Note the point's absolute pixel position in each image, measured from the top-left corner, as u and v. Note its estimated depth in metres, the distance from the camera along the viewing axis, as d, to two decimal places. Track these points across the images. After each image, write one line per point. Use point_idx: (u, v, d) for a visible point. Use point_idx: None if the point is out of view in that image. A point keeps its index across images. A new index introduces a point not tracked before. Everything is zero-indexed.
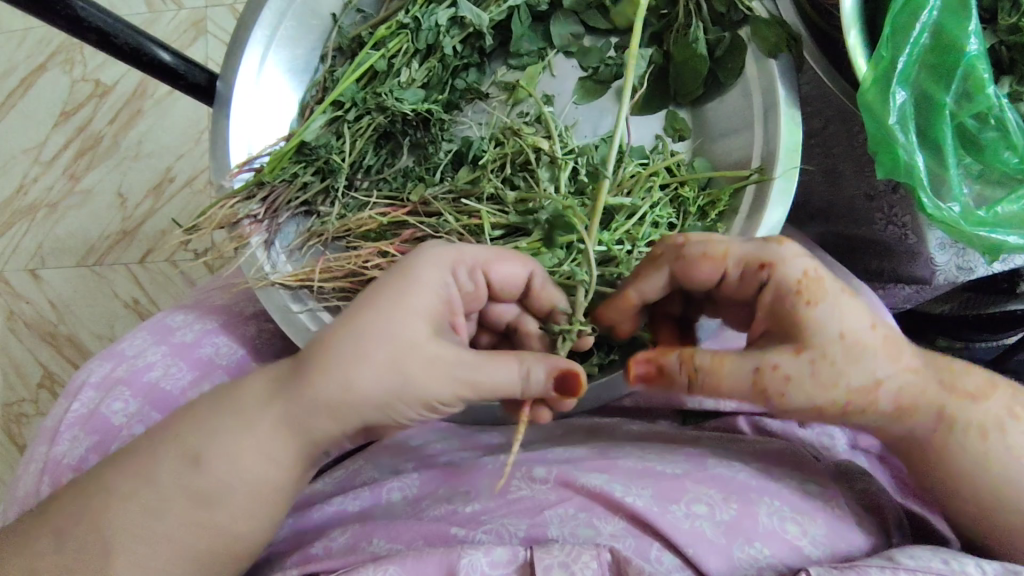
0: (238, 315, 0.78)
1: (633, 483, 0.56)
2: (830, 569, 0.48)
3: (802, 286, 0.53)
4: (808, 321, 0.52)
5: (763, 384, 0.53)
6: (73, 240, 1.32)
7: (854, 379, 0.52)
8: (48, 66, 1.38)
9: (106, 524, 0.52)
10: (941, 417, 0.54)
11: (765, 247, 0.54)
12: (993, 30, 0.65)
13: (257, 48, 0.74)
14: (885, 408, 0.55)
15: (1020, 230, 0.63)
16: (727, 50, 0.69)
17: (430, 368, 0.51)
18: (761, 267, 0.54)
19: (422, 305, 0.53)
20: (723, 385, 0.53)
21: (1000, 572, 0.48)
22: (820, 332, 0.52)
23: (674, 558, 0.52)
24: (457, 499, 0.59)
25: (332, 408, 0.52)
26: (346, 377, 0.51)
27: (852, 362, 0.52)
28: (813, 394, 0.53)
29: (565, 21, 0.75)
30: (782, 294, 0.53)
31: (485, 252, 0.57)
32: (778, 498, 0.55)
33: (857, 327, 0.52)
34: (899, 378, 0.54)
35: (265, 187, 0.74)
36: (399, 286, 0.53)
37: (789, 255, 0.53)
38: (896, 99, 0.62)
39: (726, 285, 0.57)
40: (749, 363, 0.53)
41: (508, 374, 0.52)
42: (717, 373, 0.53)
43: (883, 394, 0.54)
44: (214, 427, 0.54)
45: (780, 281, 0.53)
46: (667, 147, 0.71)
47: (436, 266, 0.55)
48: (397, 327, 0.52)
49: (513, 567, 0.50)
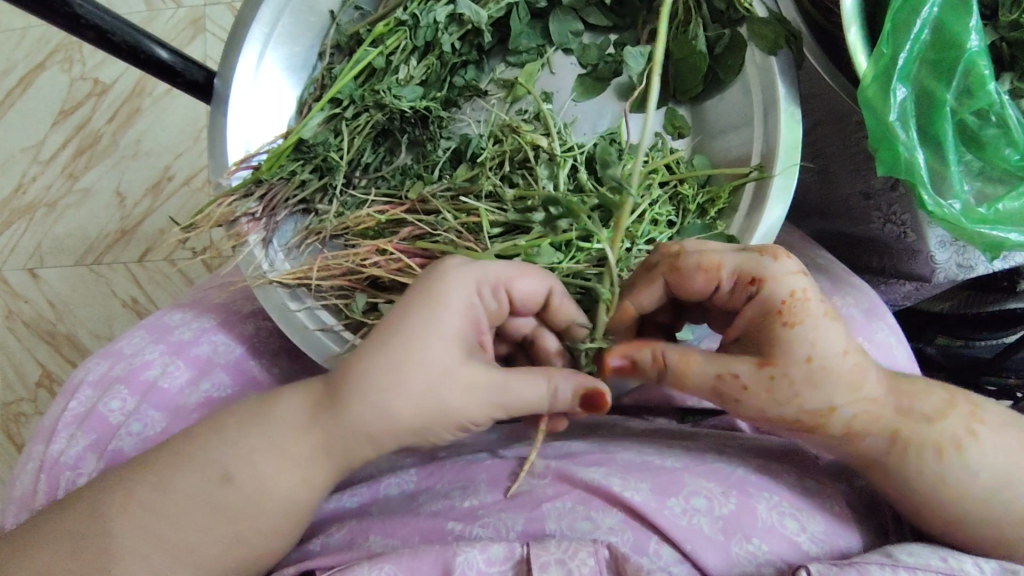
0: (237, 314, 0.77)
1: (631, 477, 0.56)
2: (828, 565, 0.47)
3: (784, 307, 0.52)
4: (782, 340, 0.52)
5: (724, 389, 0.54)
6: (72, 239, 1.32)
7: (811, 401, 0.53)
8: (47, 65, 1.38)
9: (105, 524, 0.52)
10: (894, 440, 0.54)
11: (759, 260, 0.53)
12: (993, 27, 0.64)
13: (254, 46, 0.73)
14: (835, 431, 0.55)
15: (1021, 227, 0.63)
16: (726, 48, 0.69)
17: (466, 394, 0.51)
18: (751, 281, 0.53)
19: (451, 328, 0.52)
20: (688, 381, 0.55)
21: (999, 571, 0.48)
22: (790, 352, 0.51)
23: (673, 552, 0.51)
24: (456, 494, 0.59)
25: (367, 431, 0.52)
26: (381, 403, 0.51)
27: (812, 386, 0.52)
28: (765, 405, 0.53)
29: (564, 19, 0.74)
30: (766, 310, 0.52)
31: (508, 268, 0.55)
32: (777, 494, 0.54)
33: (827, 352, 0.52)
34: (857, 406, 0.53)
35: (263, 185, 0.74)
36: (426, 309, 0.52)
37: (780, 273, 0.52)
38: (897, 95, 0.62)
39: (718, 297, 0.56)
40: (712, 369, 0.54)
41: (537, 393, 0.52)
42: (682, 372, 0.54)
43: (836, 419, 0.54)
44: (243, 444, 0.53)
45: (763, 297, 0.52)
46: (666, 145, 0.71)
47: (461, 288, 0.53)
48: (429, 356, 0.51)
49: (510, 564, 0.50)
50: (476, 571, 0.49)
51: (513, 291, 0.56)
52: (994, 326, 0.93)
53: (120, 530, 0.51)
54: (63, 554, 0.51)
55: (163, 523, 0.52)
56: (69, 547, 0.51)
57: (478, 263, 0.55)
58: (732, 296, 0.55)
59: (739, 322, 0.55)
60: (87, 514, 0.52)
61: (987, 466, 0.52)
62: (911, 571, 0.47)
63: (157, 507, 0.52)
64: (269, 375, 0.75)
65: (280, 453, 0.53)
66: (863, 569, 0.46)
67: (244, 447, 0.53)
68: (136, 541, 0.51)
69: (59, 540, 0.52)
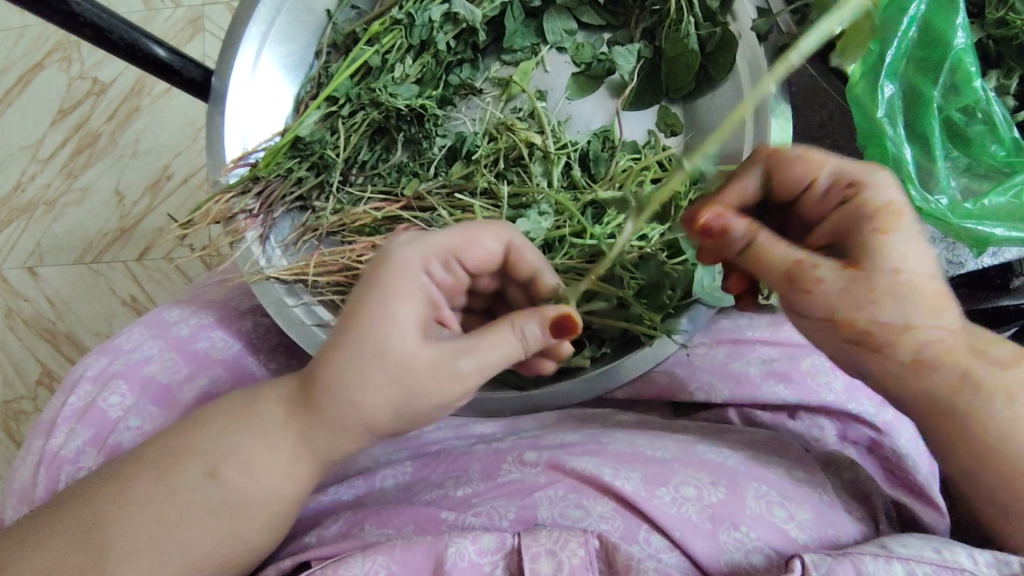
0: (235, 310, 0.79)
1: (623, 466, 0.57)
2: (823, 557, 0.47)
3: (880, 212, 0.51)
4: (880, 244, 0.50)
5: (798, 275, 0.51)
6: (71, 237, 1.32)
7: (890, 311, 0.50)
8: (44, 65, 1.39)
9: (102, 517, 0.52)
10: (966, 379, 0.51)
11: (864, 168, 0.53)
12: (981, 24, 0.65)
13: (252, 44, 0.74)
14: (905, 359, 0.52)
15: (1007, 222, 0.62)
16: (717, 46, 0.69)
17: (434, 374, 0.51)
18: (853, 183, 0.53)
19: (407, 312, 0.51)
20: (764, 262, 0.52)
21: (991, 561, 0.47)
22: (881, 257, 0.50)
23: (662, 540, 0.52)
24: (449, 484, 0.60)
25: (351, 427, 0.52)
26: (354, 397, 0.51)
27: (894, 298, 0.50)
28: (836, 306, 0.51)
29: (558, 17, 0.75)
30: (856, 215, 0.52)
31: (453, 237, 0.56)
32: (764, 483, 0.55)
33: (915, 271, 0.50)
34: (937, 333, 0.51)
35: (259, 183, 0.74)
36: (377, 298, 0.51)
37: (884, 181, 0.52)
38: (884, 92, 0.64)
39: (808, 200, 0.55)
40: (794, 253, 0.51)
41: (506, 343, 0.52)
42: (765, 252, 0.52)
43: (911, 339, 0.51)
44: (231, 442, 0.53)
45: (864, 200, 0.52)
46: (659, 142, 0.72)
47: (407, 273, 0.53)
48: (386, 345, 0.50)
49: (501, 554, 0.51)
50: (468, 562, 0.50)
51: (464, 260, 0.57)
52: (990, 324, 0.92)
53: (121, 525, 0.52)
54: (61, 544, 0.51)
55: (154, 509, 0.52)
56: (68, 542, 0.51)
57: (421, 240, 0.54)
58: (824, 199, 0.54)
59: (828, 226, 0.54)
60: (91, 509, 0.52)
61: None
62: (903, 561, 0.47)
63: (150, 498, 0.52)
64: (268, 371, 0.76)
65: (270, 457, 0.53)
66: (857, 561, 0.47)
67: (248, 454, 0.53)
68: (136, 535, 0.51)
69: (60, 534, 0.52)
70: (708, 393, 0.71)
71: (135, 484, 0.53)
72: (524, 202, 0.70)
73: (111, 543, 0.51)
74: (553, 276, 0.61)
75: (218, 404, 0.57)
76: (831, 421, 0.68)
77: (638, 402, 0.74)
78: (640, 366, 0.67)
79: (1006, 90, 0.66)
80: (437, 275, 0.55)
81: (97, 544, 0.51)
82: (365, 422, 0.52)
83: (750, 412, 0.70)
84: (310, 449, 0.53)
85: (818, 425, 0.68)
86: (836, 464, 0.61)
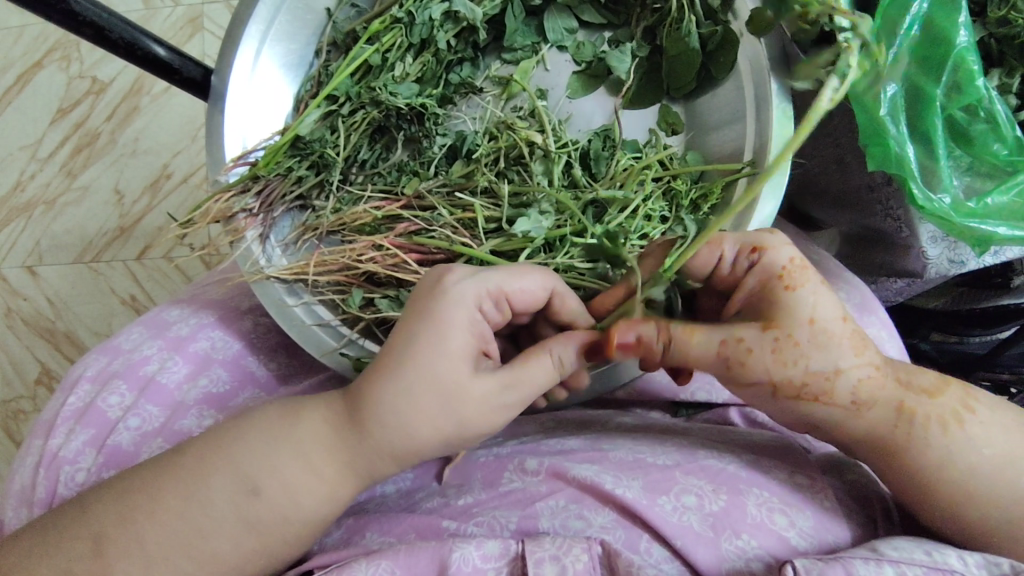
0: (235, 310, 0.78)
1: (623, 474, 0.57)
2: (814, 561, 0.47)
3: (786, 271, 0.53)
4: (788, 301, 0.52)
5: (728, 356, 0.52)
6: (70, 236, 1.32)
7: (816, 362, 0.52)
8: (43, 63, 1.38)
9: (117, 531, 0.52)
10: (900, 413, 0.54)
11: (760, 234, 0.55)
12: (982, 23, 0.65)
13: (251, 44, 0.74)
14: (844, 402, 0.54)
15: (1010, 221, 0.63)
16: (718, 44, 0.69)
17: (480, 408, 0.51)
18: (753, 248, 0.55)
19: (460, 345, 0.51)
20: (691, 354, 0.53)
21: (984, 564, 0.48)
22: (793, 314, 0.52)
23: (663, 549, 0.52)
24: (451, 493, 0.60)
25: (393, 451, 0.52)
26: (403, 425, 0.51)
27: (818, 348, 0.52)
28: (772, 369, 0.52)
29: (559, 16, 0.75)
30: (766, 277, 0.54)
31: (509, 278, 0.55)
32: (767, 490, 0.55)
33: (830, 317, 0.52)
34: (862, 372, 0.53)
35: (260, 181, 0.74)
36: (431, 328, 0.51)
37: (780, 242, 0.54)
38: (887, 90, 0.63)
39: (720, 272, 0.57)
40: (716, 335, 0.52)
41: (549, 371, 0.53)
42: (686, 341, 0.53)
43: (843, 384, 0.53)
44: (268, 456, 0.52)
45: (767, 263, 0.53)
46: (660, 141, 0.72)
47: (462, 306, 0.53)
48: (440, 380, 0.50)
49: (505, 561, 0.51)
50: (471, 567, 0.50)
51: (516, 302, 0.56)
52: (988, 323, 0.93)
53: (142, 532, 0.51)
54: (75, 554, 0.51)
55: (167, 519, 0.52)
56: (80, 550, 0.51)
57: (479, 275, 0.54)
58: (736, 267, 0.56)
59: (743, 292, 0.55)
60: (112, 515, 0.52)
61: (988, 445, 0.53)
62: (896, 565, 0.47)
63: (168, 509, 0.52)
64: (267, 373, 0.76)
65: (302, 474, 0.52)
66: (849, 564, 0.47)
67: (283, 473, 0.52)
68: (161, 549, 0.51)
69: (73, 538, 0.52)
70: (709, 393, 0.72)
71: (161, 499, 0.52)
72: (524, 201, 0.70)
73: (116, 550, 0.51)
74: (575, 299, 0.59)
75: (249, 418, 0.55)
76: None
77: (637, 402, 0.74)
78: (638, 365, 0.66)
79: (1008, 90, 0.66)
80: (488, 313, 0.55)
81: (110, 548, 0.51)
82: (410, 448, 0.52)
83: (751, 413, 0.70)
84: (344, 464, 0.53)
85: None
86: (837, 468, 0.61)
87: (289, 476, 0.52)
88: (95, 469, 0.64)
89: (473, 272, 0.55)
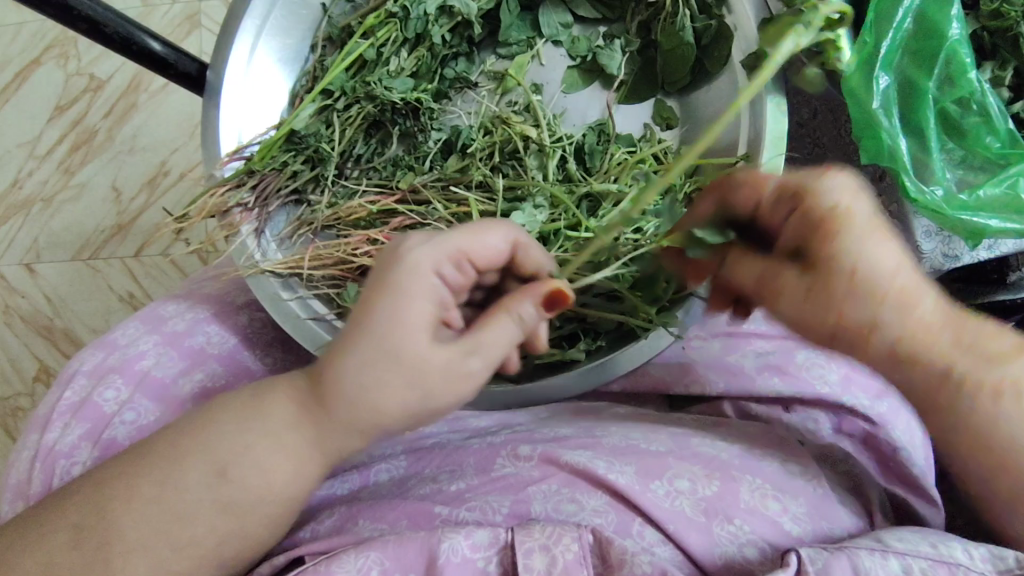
0: (230, 305, 0.78)
1: (617, 460, 0.57)
2: (819, 551, 0.47)
3: (828, 217, 0.52)
4: (825, 249, 0.52)
5: (766, 287, 0.57)
6: (68, 233, 1.32)
7: (850, 311, 0.53)
8: (41, 60, 1.38)
9: (111, 514, 0.52)
10: (948, 376, 0.53)
11: (808, 174, 0.54)
12: (975, 16, 0.66)
13: (246, 39, 0.74)
14: (882, 353, 0.54)
15: (1002, 214, 0.62)
16: (713, 38, 0.69)
17: (444, 374, 0.51)
18: (797, 190, 0.54)
19: (417, 313, 0.51)
20: (738, 275, 0.59)
21: (987, 556, 0.48)
22: (833, 262, 0.52)
23: (656, 533, 0.52)
24: (444, 479, 0.60)
25: (365, 428, 0.52)
26: (367, 397, 0.51)
27: (853, 298, 0.53)
28: (804, 309, 0.55)
29: (553, 11, 0.75)
30: (809, 220, 0.53)
31: (464, 239, 0.55)
32: (760, 476, 0.55)
33: (873, 267, 0.52)
34: (904, 326, 0.53)
35: (254, 176, 0.74)
36: (390, 299, 0.51)
37: (827, 183, 0.53)
38: (880, 82, 0.64)
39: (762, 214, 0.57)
40: (758, 265, 0.57)
41: (510, 329, 0.53)
42: (738, 263, 0.59)
43: (882, 334, 0.53)
44: (245, 440, 0.53)
45: (808, 206, 0.53)
46: (654, 135, 0.72)
47: (417, 274, 0.52)
48: (398, 350, 0.50)
49: (495, 549, 0.51)
50: (461, 557, 0.50)
51: (477, 260, 0.56)
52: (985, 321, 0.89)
53: (131, 521, 0.51)
54: (65, 542, 0.51)
55: (154, 509, 0.52)
56: (74, 538, 0.51)
57: (435, 240, 0.54)
58: (774, 209, 0.56)
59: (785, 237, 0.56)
60: (103, 507, 0.52)
61: None
62: (900, 557, 0.47)
63: (157, 499, 0.52)
64: (261, 366, 0.76)
65: (294, 462, 0.53)
66: (854, 556, 0.47)
67: (273, 459, 0.52)
68: (154, 537, 0.51)
69: (59, 529, 0.52)
70: (702, 386, 0.71)
71: (154, 488, 0.52)
72: (519, 194, 0.70)
73: (105, 539, 0.51)
74: (537, 252, 0.60)
75: (224, 405, 0.55)
76: (826, 415, 0.69)
77: (630, 394, 0.75)
78: (628, 361, 0.66)
79: (1001, 82, 0.66)
80: (449, 276, 0.55)
81: (98, 538, 0.51)
82: (382, 422, 0.52)
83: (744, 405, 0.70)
84: (327, 449, 0.53)
85: (813, 418, 0.69)
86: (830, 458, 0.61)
87: (273, 465, 0.53)
88: (90, 463, 0.65)
89: (428, 237, 0.55)
